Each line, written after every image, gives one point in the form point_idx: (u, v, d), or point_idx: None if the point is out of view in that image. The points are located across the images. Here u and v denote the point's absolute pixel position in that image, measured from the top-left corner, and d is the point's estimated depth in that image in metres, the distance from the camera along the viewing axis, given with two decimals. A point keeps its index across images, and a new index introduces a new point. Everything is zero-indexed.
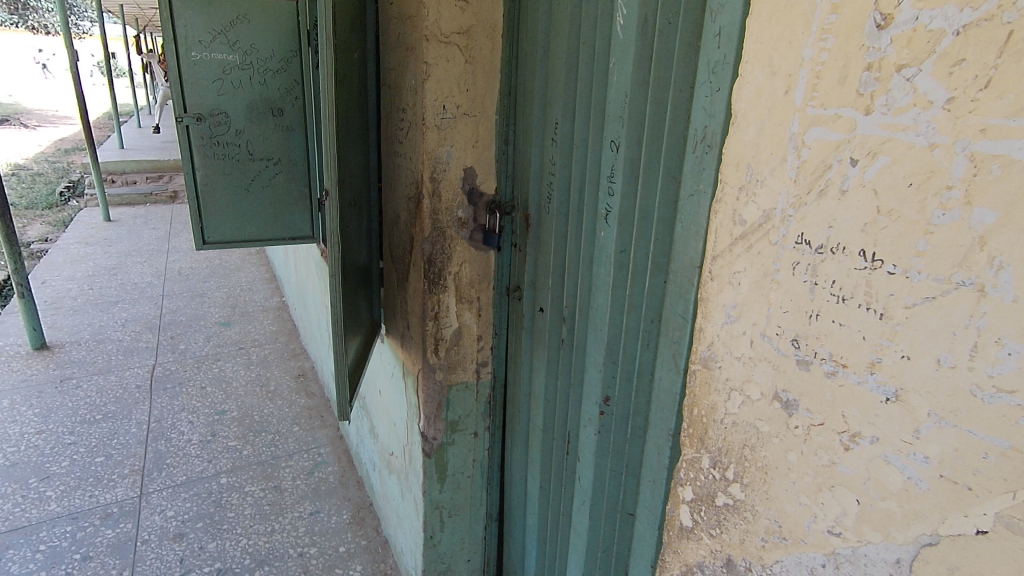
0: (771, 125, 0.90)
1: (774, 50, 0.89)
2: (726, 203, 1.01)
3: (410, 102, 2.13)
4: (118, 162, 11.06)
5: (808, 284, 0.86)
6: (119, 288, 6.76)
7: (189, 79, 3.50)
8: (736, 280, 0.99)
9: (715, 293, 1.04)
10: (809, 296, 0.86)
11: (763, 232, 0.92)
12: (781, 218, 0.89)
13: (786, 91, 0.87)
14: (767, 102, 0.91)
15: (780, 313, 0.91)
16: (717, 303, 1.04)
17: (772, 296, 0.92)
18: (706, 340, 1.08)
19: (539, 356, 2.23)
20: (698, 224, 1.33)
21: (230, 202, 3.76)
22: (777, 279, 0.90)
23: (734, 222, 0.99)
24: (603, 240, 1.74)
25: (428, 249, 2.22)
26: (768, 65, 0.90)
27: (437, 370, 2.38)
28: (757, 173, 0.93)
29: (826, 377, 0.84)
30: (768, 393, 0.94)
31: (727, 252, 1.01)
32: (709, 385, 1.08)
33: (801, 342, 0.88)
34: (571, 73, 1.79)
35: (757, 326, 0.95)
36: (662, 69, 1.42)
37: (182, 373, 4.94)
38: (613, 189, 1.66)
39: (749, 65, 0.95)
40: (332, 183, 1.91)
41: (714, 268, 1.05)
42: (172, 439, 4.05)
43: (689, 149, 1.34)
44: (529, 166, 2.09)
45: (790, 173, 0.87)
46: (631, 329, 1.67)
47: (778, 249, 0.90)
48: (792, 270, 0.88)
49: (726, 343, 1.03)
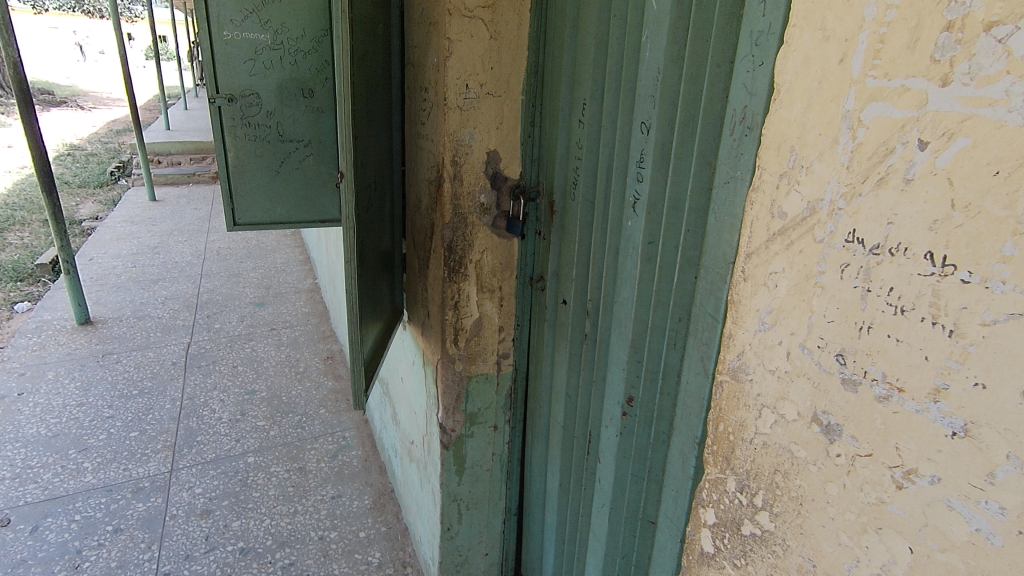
0: (821, 100, 0.77)
1: (827, 10, 0.76)
2: (764, 191, 0.88)
3: (432, 81, 2.03)
4: (164, 144, 11.35)
5: (859, 290, 0.73)
6: (161, 267, 6.96)
7: (221, 59, 3.49)
8: (773, 282, 0.87)
9: (748, 296, 0.92)
10: (859, 304, 0.74)
11: (807, 228, 0.80)
12: (829, 212, 0.76)
13: (841, 58, 0.74)
14: (817, 73, 0.78)
15: (824, 323, 0.78)
16: (750, 307, 0.92)
17: (813, 302, 0.80)
18: (736, 348, 0.96)
19: (560, 350, 2.14)
20: (733, 215, 1.21)
21: (261, 184, 3.77)
22: (822, 282, 0.78)
23: (773, 215, 0.86)
24: (629, 230, 1.63)
25: (448, 235, 2.14)
26: (820, 28, 0.77)
27: (456, 360, 2.31)
28: (802, 158, 0.80)
29: (877, 401, 0.72)
30: (806, 415, 0.83)
31: (761, 248, 0.89)
32: (737, 400, 0.96)
33: (848, 358, 0.76)
34: (601, 48, 1.66)
35: (795, 335, 0.83)
36: (698, 43, 1.29)
37: (215, 352, 5.05)
38: (642, 176, 1.54)
39: (797, 30, 0.81)
40: (348, 166, 1.84)
41: (745, 266, 0.93)
42: (203, 416, 4.14)
43: (726, 132, 1.22)
44: (555, 150, 1.98)
45: (842, 158, 0.74)
46: (657, 327, 1.56)
47: (824, 247, 0.77)
48: (840, 273, 0.75)
49: (759, 353, 0.91)
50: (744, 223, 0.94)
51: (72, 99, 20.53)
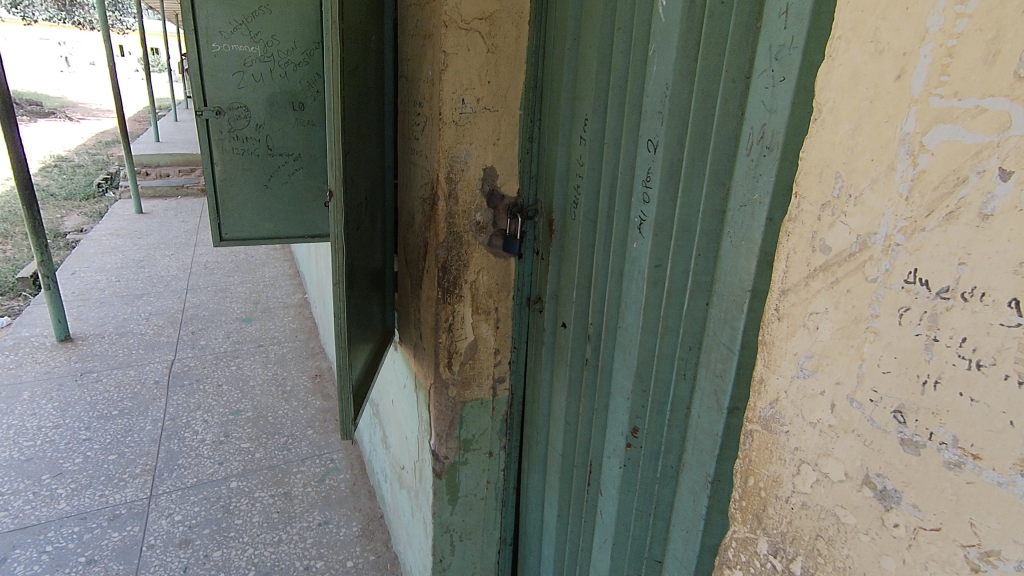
0: (873, 121, 0.70)
1: (880, 20, 0.69)
2: (802, 221, 0.81)
3: (426, 95, 1.95)
4: (153, 156, 11.20)
5: (922, 338, 0.66)
6: (145, 281, 6.81)
7: (209, 71, 3.41)
8: (813, 324, 0.80)
9: (784, 338, 0.85)
10: (924, 355, 0.66)
11: (856, 264, 0.73)
12: (884, 247, 0.69)
13: (897, 75, 0.67)
14: (868, 91, 0.71)
15: (879, 373, 0.71)
16: (788, 349, 0.85)
17: (864, 349, 0.73)
18: (768, 395, 0.89)
19: (559, 375, 2.04)
20: (752, 240, 1.13)
21: (249, 199, 3.67)
22: (874, 327, 0.71)
23: (814, 248, 0.79)
24: (635, 252, 1.54)
25: (443, 255, 2.04)
26: (872, 40, 0.70)
27: (450, 386, 2.21)
28: (849, 186, 0.73)
29: (946, 468, 0.64)
30: (856, 476, 0.75)
31: (800, 284, 0.81)
32: (770, 453, 0.89)
33: (908, 416, 0.68)
34: (605, 61, 1.59)
35: (842, 386, 0.76)
36: (711, 57, 1.22)
37: (200, 370, 4.91)
38: (648, 196, 1.46)
39: (841, 43, 0.74)
40: (336, 183, 1.72)
41: (781, 305, 0.85)
42: (185, 438, 4.01)
43: (742, 151, 1.14)
44: (554, 167, 1.90)
45: (900, 188, 0.67)
46: (665, 356, 1.48)
47: (877, 288, 0.70)
48: (898, 318, 0.68)
49: (797, 403, 0.84)
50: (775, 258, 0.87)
51: (60, 110, 20.35)
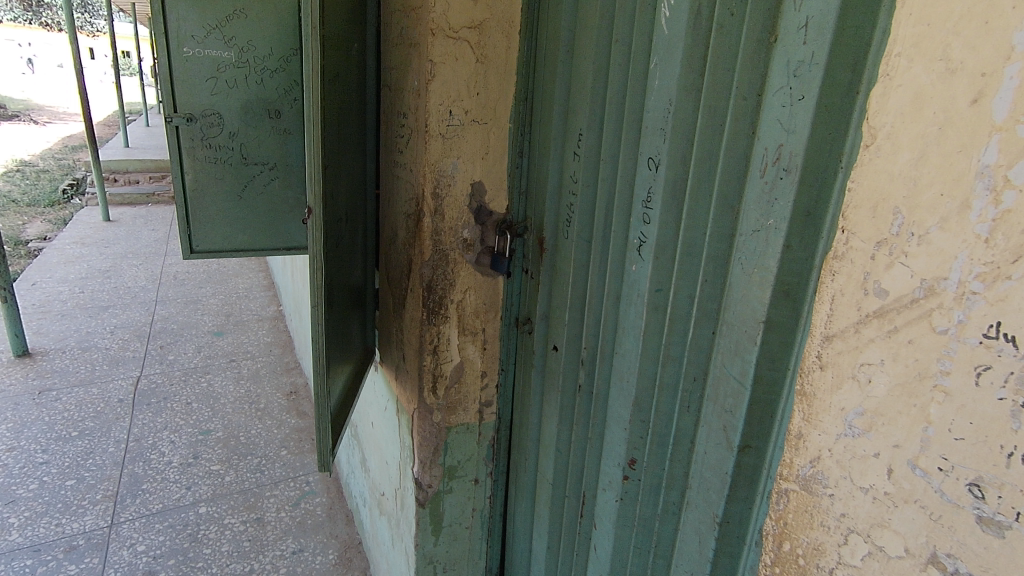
0: (942, 153, 0.65)
1: (950, 39, 0.64)
2: (852, 259, 0.78)
3: (412, 106, 1.85)
4: (121, 162, 10.85)
5: (1006, 403, 0.60)
6: (111, 293, 6.53)
7: (180, 77, 3.26)
8: (866, 376, 0.75)
9: (829, 391, 0.81)
10: (1007, 422, 0.60)
11: (921, 312, 0.68)
12: (956, 295, 0.64)
13: (973, 99, 0.63)
14: (936, 119, 0.66)
15: (948, 439, 0.66)
16: (834, 403, 0.81)
17: (930, 409, 0.68)
18: (808, 452, 0.86)
19: (550, 400, 1.95)
20: (766, 267, 1.05)
21: (221, 209, 3.52)
22: (944, 385, 0.66)
23: (867, 290, 0.75)
24: (634, 275, 1.46)
25: (428, 274, 1.94)
26: (941, 61, 0.65)
27: (434, 411, 2.10)
28: (911, 223, 0.69)
29: None
30: (917, 553, 0.71)
31: (847, 331, 0.78)
32: (809, 518, 0.86)
33: (987, 490, 0.62)
34: (601, 75, 1.52)
35: (901, 449, 0.71)
36: (719, 72, 1.15)
37: (167, 388, 4.70)
38: (649, 217, 1.38)
39: (903, 61, 0.70)
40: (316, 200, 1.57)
41: (828, 355, 0.82)
42: (150, 461, 3.82)
43: (754, 173, 1.08)
44: (546, 183, 1.82)
45: (977, 228, 0.62)
46: (666, 385, 1.40)
47: (947, 341, 0.65)
48: (974, 378, 0.63)
49: (845, 464, 0.80)
50: (818, 300, 0.84)
51: (24, 113, 19.70)
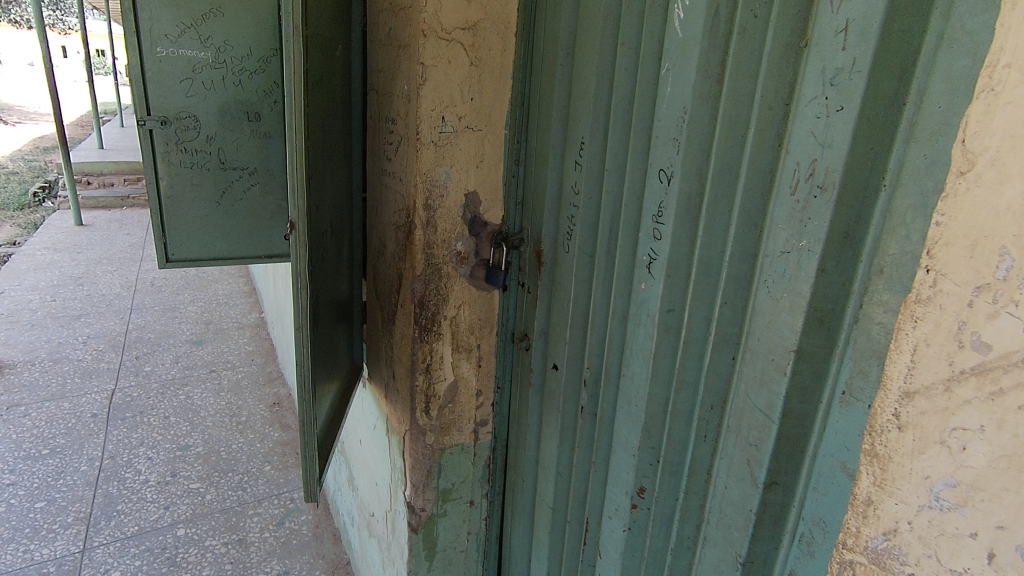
0: None
1: None
2: (941, 306, 0.69)
3: (401, 111, 1.74)
4: (95, 163, 10.51)
5: None
6: (84, 300, 6.30)
7: (154, 78, 3.11)
8: (959, 443, 0.67)
9: (911, 457, 0.73)
10: None
11: None
12: None
13: None
14: None
15: None
16: (915, 469, 0.73)
17: None
18: (880, 522, 0.78)
19: (550, 420, 1.85)
20: (798, 291, 0.97)
21: (198, 216, 3.37)
22: None
23: (962, 343, 0.66)
24: (643, 293, 1.37)
25: (419, 289, 1.83)
26: None
27: (427, 432, 1.99)
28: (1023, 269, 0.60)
29: None
30: None
31: (933, 389, 0.70)
32: None
33: None
34: (606, 79, 1.42)
35: (1007, 531, 0.63)
36: (740, 78, 1.06)
37: (144, 401, 4.52)
38: (660, 232, 1.29)
39: (1015, 73, 0.62)
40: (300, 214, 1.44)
41: (908, 415, 0.74)
42: (126, 480, 3.66)
43: (783, 190, 0.99)
44: (544, 193, 1.72)
45: None
46: (679, 413, 1.31)
47: None
48: None
49: (930, 541, 0.72)
50: (893, 350, 0.76)
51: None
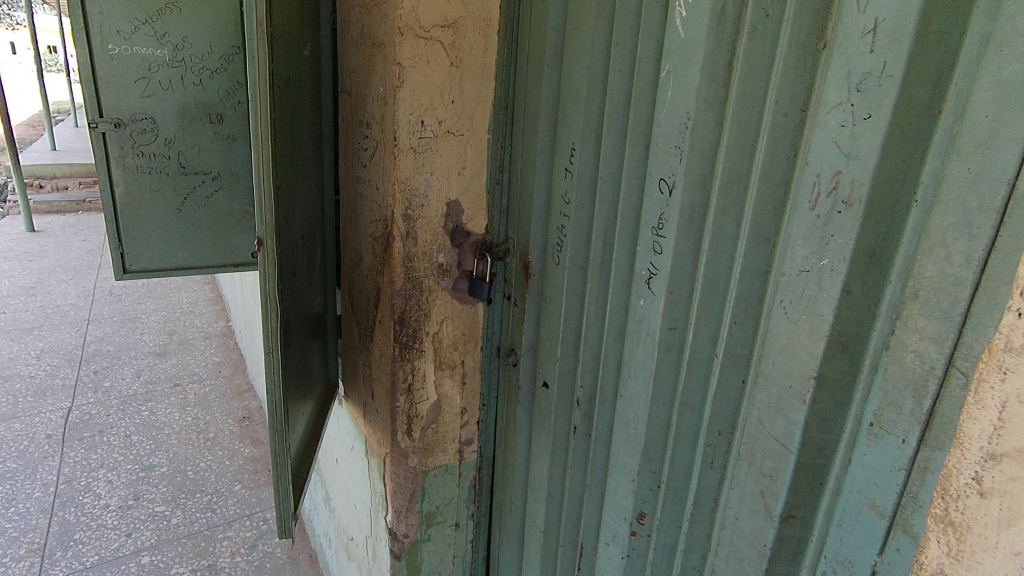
0: None
1: None
2: None
3: (377, 116, 1.62)
4: (47, 167, 10.01)
5: None
6: (36, 312, 5.96)
7: (106, 77, 2.90)
8: None
9: (1001, 534, 0.58)
10: None
11: None
12: None
13: None
14: None
15: None
16: (1003, 543, 0.58)
17: None
18: None
19: (540, 439, 1.76)
20: (820, 314, 0.89)
21: (158, 224, 3.17)
22: None
23: None
24: (642, 309, 1.29)
25: (399, 305, 1.72)
26: None
27: (410, 455, 1.88)
28: None
29: None
30: None
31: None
32: None
33: None
34: (598, 82, 1.34)
35: None
36: (750, 83, 0.98)
37: (103, 419, 4.28)
38: (661, 246, 1.21)
39: None
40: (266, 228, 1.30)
41: (995, 481, 0.59)
42: (84, 506, 3.44)
43: (802, 204, 0.91)
44: (531, 201, 1.63)
45: None
46: (682, 437, 1.22)
47: None
48: None
49: None
50: (969, 399, 0.61)
51: None
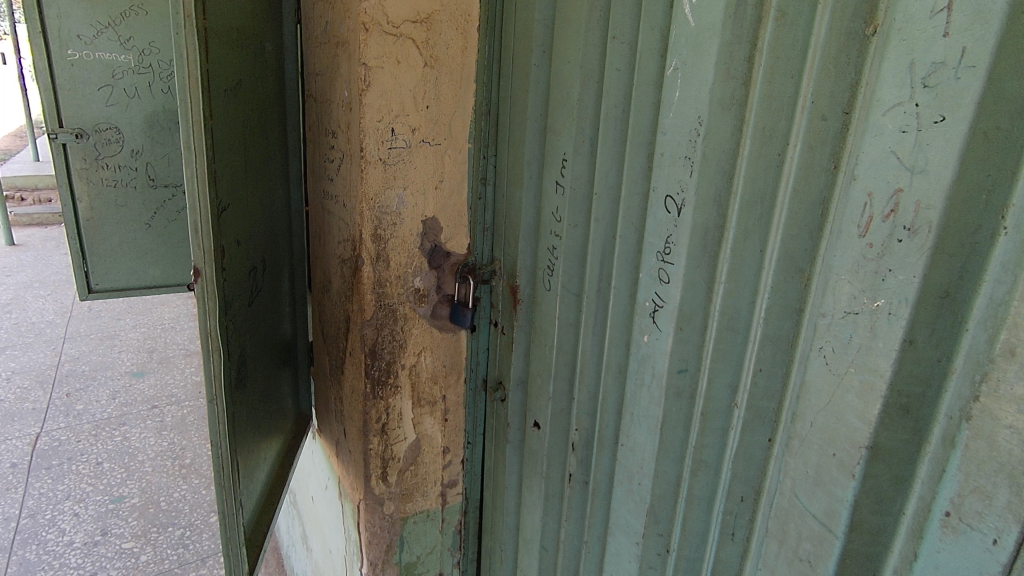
0: None
1: None
2: None
3: (342, 123, 1.44)
4: (30, 179, 9.78)
5: None
6: (10, 330, 5.72)
7: (66, 85, 2.69)
8: None
9: None
10: None
11: None
12: None
13: None
14: None
15: None
16: None
17: None
18: None
19: (531, 484, 1.57)
20: (875, 368, 0.71)
21: (125, 241, 2.97)
22: None
23: None
24: (646, 347, 1.11)
25: (370, 336, 1.53)
26: None
27: (387, 500, 1.69)
28: None
29: None
30: None
31: None
32: None
33: None
34: (592, 83, 1.16)
35: None
36: (777, 79, 0.80)
37: (73, 445, 4.05)
38: (668, 274, 1.03)
39: None
40: (201, 255, 1.10)
41: None
42: (47, 543, 3.21)
43: (847, 229, 0.73)
44: (518, 219, 1.44)
45: None
46: (696, 500, 1.04)
47: None
48: None
49: None
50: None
51: None
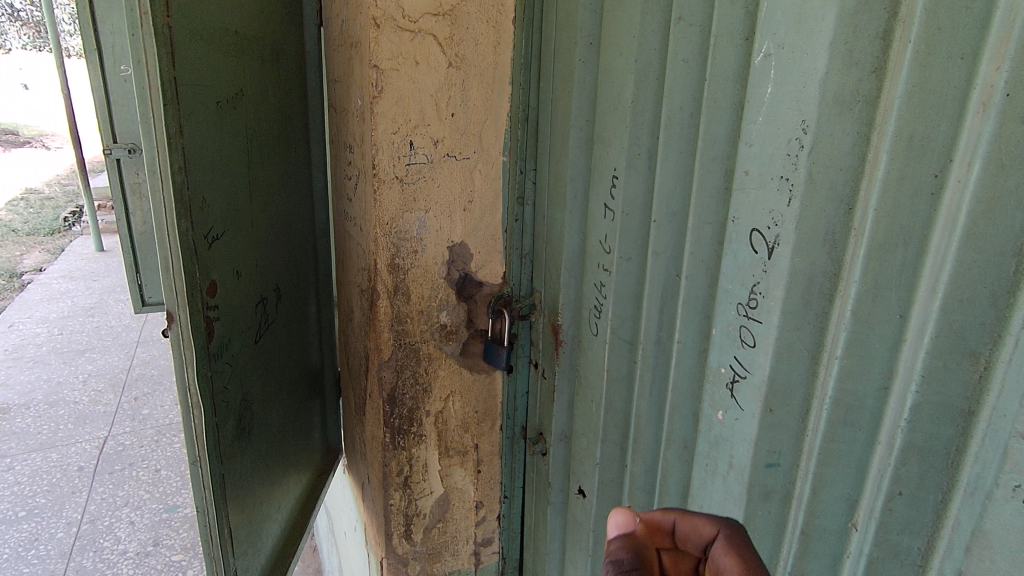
0: None
1: None
2: None
3: (357, 136, 1.25)
4: None
5: None
6: (91, 333, 6.03)
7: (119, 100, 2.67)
8: None
9: None
10: None
11: None
12: None
13: None
14: None
15: None
16: None
17: None
18: None
19: (576, 558, 1.32)
20: None
21: None
22: None
23: None
24: (720, 426, 0.84)
25: (389, 378, 1.33)
26: None
27: (410, 561, 1.49)
28: None
29: None
30: None
31: None
32: None
33: None
34: (651, 80, 0.90)
35: None
36: (935, 62, 0.52)
37: (136, 450, 4.15)
38: (753, 335, 0.75)
39: None
40: (176, 296, 0.93)
41: None
42: (103, 550, 3.26)
43: None
44: (561, 246, 1.20)
45: None
46: None
47: None
48: None
49: None
50: None
51: None
